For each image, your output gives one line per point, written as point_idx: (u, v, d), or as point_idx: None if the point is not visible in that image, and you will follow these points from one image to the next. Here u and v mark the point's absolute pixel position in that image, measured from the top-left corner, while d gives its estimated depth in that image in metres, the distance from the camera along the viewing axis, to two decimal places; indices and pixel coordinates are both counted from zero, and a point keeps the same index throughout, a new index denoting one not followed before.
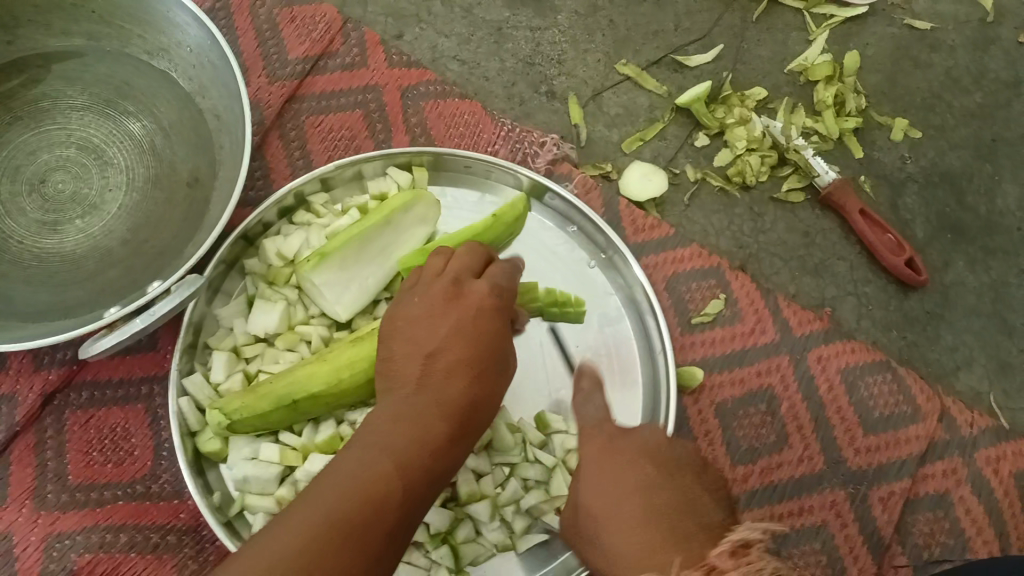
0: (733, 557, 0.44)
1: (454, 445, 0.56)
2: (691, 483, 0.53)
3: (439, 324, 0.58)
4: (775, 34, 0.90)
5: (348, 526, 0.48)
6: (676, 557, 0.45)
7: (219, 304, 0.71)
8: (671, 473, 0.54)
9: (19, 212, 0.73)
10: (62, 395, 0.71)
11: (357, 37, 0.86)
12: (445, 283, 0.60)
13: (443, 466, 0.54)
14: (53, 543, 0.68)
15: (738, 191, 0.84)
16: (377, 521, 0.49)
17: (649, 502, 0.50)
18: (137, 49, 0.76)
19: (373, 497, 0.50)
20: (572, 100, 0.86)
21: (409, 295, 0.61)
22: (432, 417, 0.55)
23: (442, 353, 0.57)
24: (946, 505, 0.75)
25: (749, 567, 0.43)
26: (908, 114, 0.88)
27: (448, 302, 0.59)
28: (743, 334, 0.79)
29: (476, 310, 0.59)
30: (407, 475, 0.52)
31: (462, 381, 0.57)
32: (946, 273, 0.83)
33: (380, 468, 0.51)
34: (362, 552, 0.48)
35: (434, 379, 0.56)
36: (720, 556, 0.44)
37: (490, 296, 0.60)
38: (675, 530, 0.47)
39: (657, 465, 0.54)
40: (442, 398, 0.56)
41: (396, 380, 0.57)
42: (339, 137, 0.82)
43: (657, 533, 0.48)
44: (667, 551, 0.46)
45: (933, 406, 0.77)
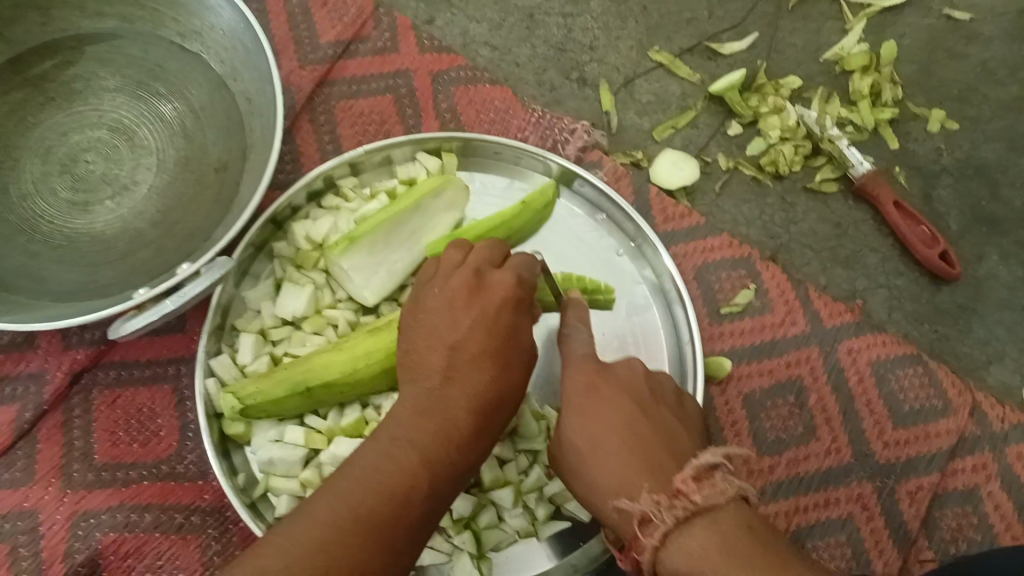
0: (697, 481, 0.48)
1: (477, 438, 0.55)
2: (663, 415, 0.57)
3: (461, 315, 0.59)
4: (810, 24, 0.89)
5: (373, 517, 0.48)
6: (645, 482, 0.51)
7: (247, 287, 0.71)
8: (643, 403, 0.58)
9: (51, 192, 0.73)
10: (91, 375, 0.72)
11: (388, 21, 0.85)
12: (466, 275, 0.60)
13: (467, 459, 0.54)
14: (79, 521, 0.68)
15: (769, 180, 0.83)
16: (400, 515, 0.49)
17: (621, 420, 0.55)
18: (169, 32, 0.76)
19: (396, 491, 0.50)
20: (603, 87, 0.85)
21: (430, 286, 0.62)
22: (456, 408, 0.55)
23: (465, 344, 0.57)
24: (976, 500, 0.74)
25: (714, 493, 0.47)
26: (944, 105, 0.86)
27: (470, 294, 0.59)
28: (773, 324, 0.78)
29: (499, 300, 0.59)
30: (433, 468, 0.52)
31: (486, 373, 0.57)
32: (980, 266, 0.81)
33: (404, 459, 0.51)
34: (384, 545, 0.48)
35: (459, 371, 0.56)
36: (684, 481, 0.48)
37: (514, 288, 0.60)
38: (647, 458, 0.52)
39: (632, 393, 0.58)
40: (466, 390, 0.56)
41: (419, 371, 0.57)
42: (368, 122, 0.82)
43: (630, 456, 0.53)
44: (639, 478, 0.51)
45: (965, 400, 0.76)
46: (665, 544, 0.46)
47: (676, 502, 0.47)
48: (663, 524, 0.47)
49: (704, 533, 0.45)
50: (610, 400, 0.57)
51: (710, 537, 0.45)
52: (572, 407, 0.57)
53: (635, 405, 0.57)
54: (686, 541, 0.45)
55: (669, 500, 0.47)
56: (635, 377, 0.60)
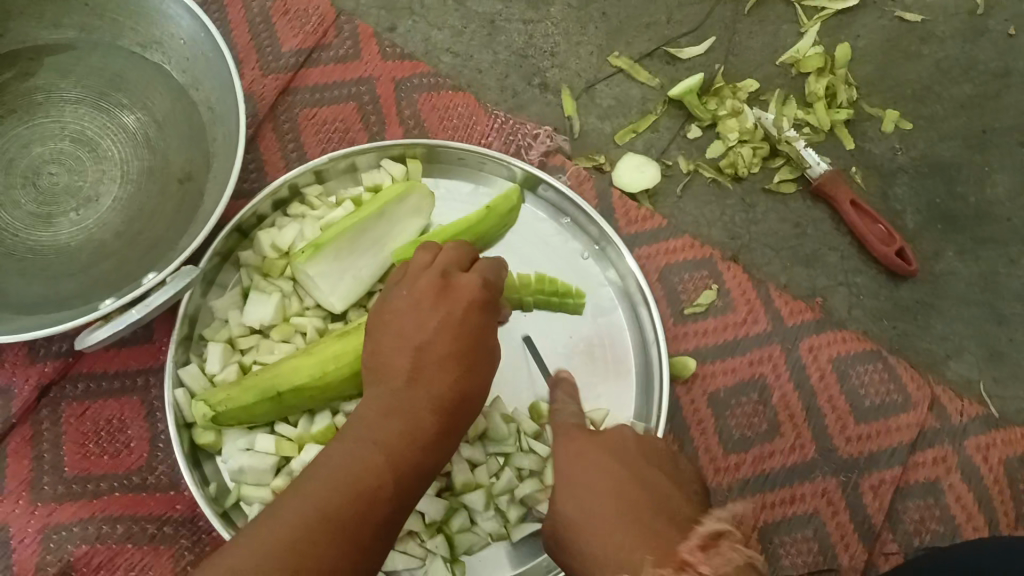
0: (704, 549, 0.44)
1: (443, 439, 0.56)
2: (654, 471, 0.54)
3: (429, 316, 0.58)
4: (766, 27, 0.90)
5: (340, 518, 0.48)
6: (646, 553, 0.45)
7: (214, 296, 0.71)
8: (635, 466, 0.53)
9: (13, 204, 0.73)
10: (58, 387, 0.71)
11: (350, 29, 0.86)
12: (433, 276, 0.60)
13: (432, 460, 0.55)
14: (51, 534, 0.68)
15: (730, 182, 0.85)
16: (366, 514, 0.49)
17: (613, 487, 0.51)
18: (130, 42, 0.75)
19: (363, 490, 0.50)
20: (565, 92, 0.86)
21: (397, 287, 0.61)
22: (422, 410, 0.55)
23: (431, 346, 0.57)
24: (937, 491, 0.76)
25: (721, 559, 0.43)
26: (899, 106, 0.88)
27: (435, 295, 0.59)
28: (735, 323, 0.79)
29: (464, 303, 0.60)
30: (399, 468, 0.52)
31: (452, 375, 0.57)
32: (936, 263, 0.84)
33: (370, 459, 0.52)
34: (350, 543, 0.48)
35: (426, 372, 0.57)
36: (691, 552, 0.44)
37: (480, 290, 0.60)
38: (651, 532, 0.46)
39: (619, 457, 0.54)
40: (432, 391, 0.56)
41: (384, 374, 0.57)
42: (332, 129, 0.82)
43: (633, 536, 0.46)
44: (639, 546, 0.46)
45: (924, 394, 0.78)
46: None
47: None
48: None
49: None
50: (600, 463, 0.53)
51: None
52: (561, 478, 0.54)
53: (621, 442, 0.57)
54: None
55: (675, 572, 0.43)
56: (628, 441, 0.57)
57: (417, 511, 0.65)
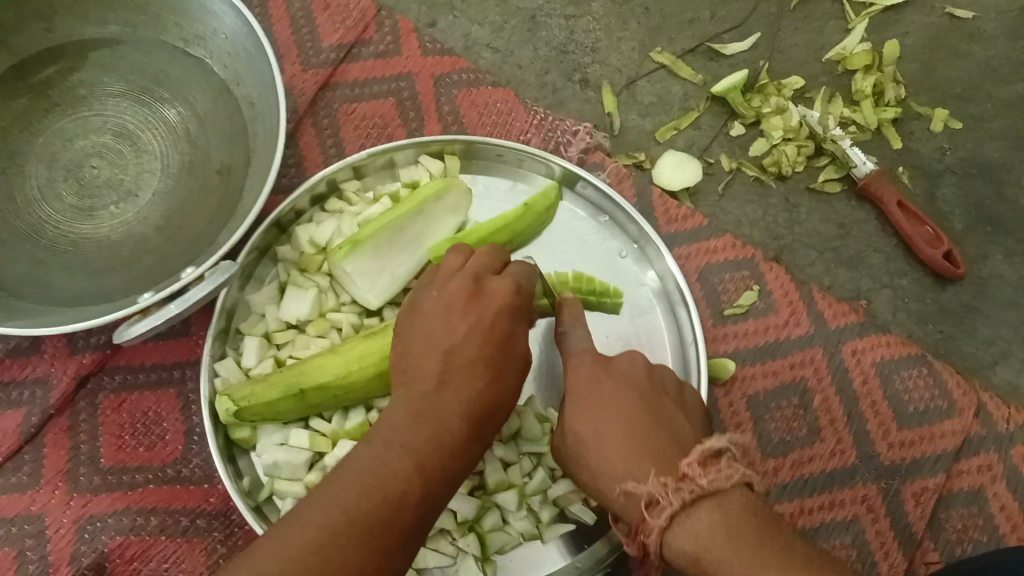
0: (702, 466, 0.48)
1: (469, 444, 0.56)
2: (665, 406, 0.56)
3: (459, 320, 0.58)
4: (812, 23, 0.89)
5: (365, 521, 0.48)
6: (651, 467, 0.50)
7: (251, 291, 0.71)
8: (643, 388, 0.57)
9: (56, 197, 0.74)
10: (97, 379, 0.72)
11: (390, 25, 0.85)
12: (464, 281, 0.59)
13: (458, 464, 0.55)
14: (85, 525, 0.69)
15: (773, 181, 0.83)
16: (392, 519, 0.49)
17: (621, 407, 0.55)
18: (173, 37, 0.76)
19: (389, 494, 0.50)
20: (605, 89, 0.85)
21: (427, 290, 0.60)
22: (450, 414, 0.55)
23: (460, 350, 0.57)
24: (981, 500, 0.74)
25: (720, 477, 0.47)
26: (948, 104, 0.86)
27: (467, 300, 0.59)
28: (776, 326, 0.78)
29: (496, 307, 0.59)
30: (426, 474, 0.52)
31: (481, 380, 0.57)
32: (984, 266, 0.81)
33: (398, 463, 0.52)
34: (377, 548, 0.48)
35: (454, 377, 0.56)
36: (689, 465, 0.48)
37: (513, 295, 0.59)
38: (654, 445, 0.52)
39: (633, 381, 0.57)
40: (460, 395, 0.56)
41: (413, 376, 0.57)
42: (371, 125, 0.82)
43: (634, 446, 0.52)
44: (644, 462, 0.51)
45: (970, 400, 0.76)
46: (672, 525, 0.46)
47: (682, 486, 0.47)
48: (670, 507, 0.46)
49: (711, 515, 0.45)
50: (615, 387, 0.57)
51: (714, 518, 0.45)
52: (575, 397, 0.57)
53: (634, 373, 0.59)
54: (692, 522, 0.45)
55: (675, 483, 0.47)
56: (636, 368, 0.59)
57: (448, 509, 0.65)
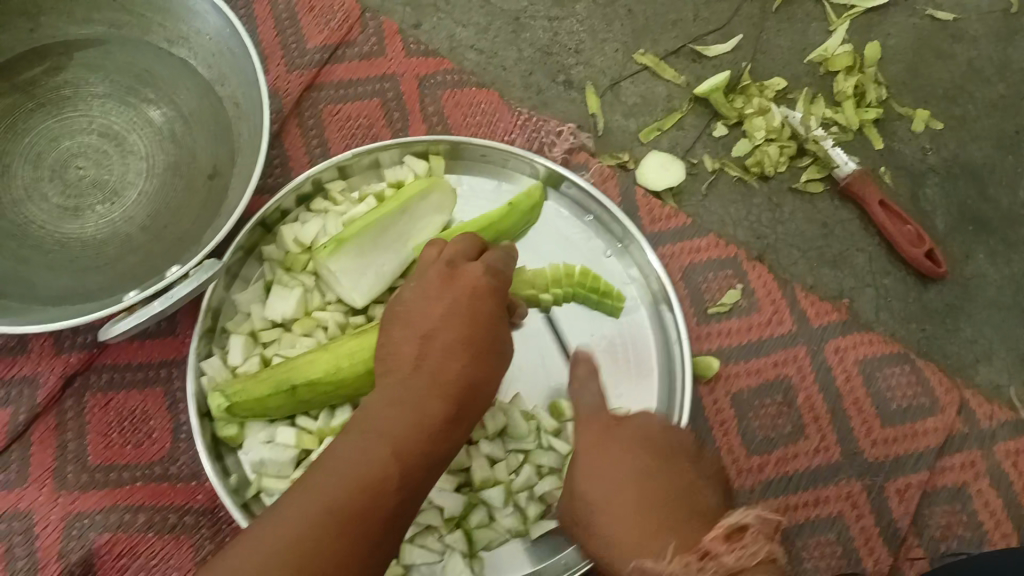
0: (727, 540, 0.46)
1: (451, 426, 0.55)
2: (682, 464, 0.56)
3: (434, 304, 0.58)
4: (794, 24, 0.89)
5: (340, 511, 0.48)
6: (671, 542, 0.48)
7: (237, 289, 0.71)
8: (661, 451, 0.56)
9: (41, 197, 0.74)
10: (83, 377, 0.72)
11: (375, 26, 0.86)
12: (439, 267, 0.60)
13: (442, 447, 0.54)
14: (73, 522, 0.68)
15: (756, 181, 0.84)
16: (371, 507, 0.49)
17: (638, 478, 0.53)
18: (157, 37, 0.76)
19: (369, 481, 0.50)
20: (589, 91, 0.86)
21: (408, 283, 0.61)
22: (427, 398, 0.54)
23: (438, 333, 0.57)
24: (964, 498, 0.74)
25: (745, 554, 0.45)
26: (929, 105, 0.87)
27: (442, 285, 0.59)
28: (760, 324, 0.78)
29: (470, 289, 0.58)
30: (404, 458, 0.52)
31: (458, 362, 0.56)
32: (966, 265, 0.82)
33: (376, 450, 0.51)
34: (355, 536, 0.48)
35: (431, 359, 0.56)
36: (713, 541, 0.46)
37: (486, 276, 0.59)
38: (671, 515, 0.50)
39: (648, 445, 0.57)
40: (438, 377, 0.55)
41: (393, 364, 0.57)
42: (356, 125, 0.82)
43: (647, 516, 0.51)
44: (664, 537, 0.49)
45: (952, 398, 0.77)
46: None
47: (705, 563, 0.45)
48: None
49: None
50: (628, 456, 0.56)
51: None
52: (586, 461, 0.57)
53: (649, 445, 0.57)
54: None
55: (698, 560, 0.45)
56: (654, 430, 0.59)
57: (433, 504, 0.65)
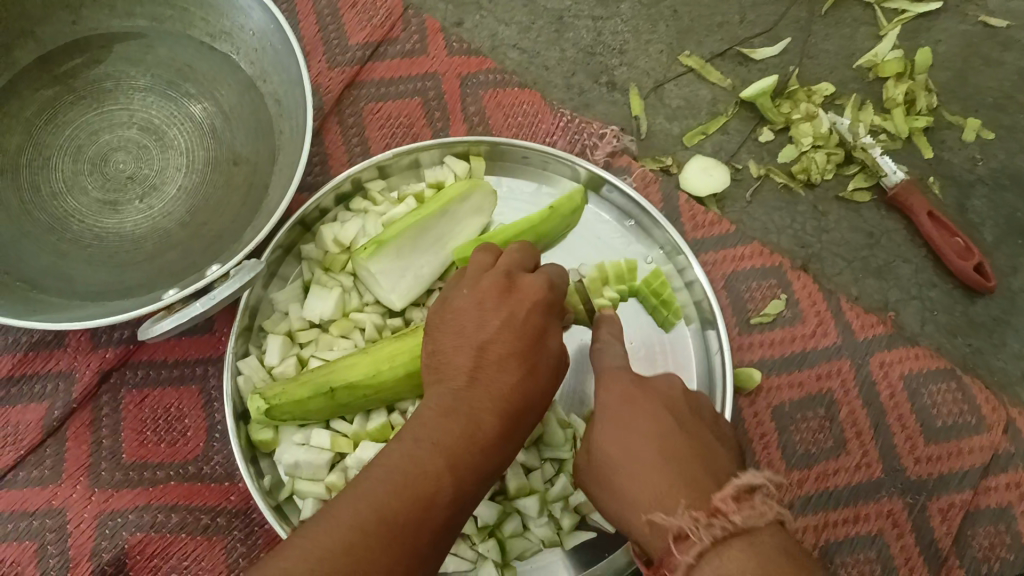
0: (737, 500, 0.42)
1: (503, 442, 0.54)
2: (703, 433, 0.52)
3: (490, 315, 0.57)
4: (843, 29, 0.87)
5: (395, 523, 0.47)
6: (684, 498, 0.44)
7: (275, 288, 0.71)
8: (682, 423, 0.52)
9: (81, 191, 0.73)
10: (119, 374, 0.72)
11: (417, 23, 0.85)
12: (498, 276, 0.60)
13: (492, 461, 0.53)
14: (107, 520, 0.68)
15: (802, 188, 0.82)
16: (422, 521, 0.48)
17: (660, 438, 0.50)
18: (200, 32, 0.75)
19: (420, 495, 0.48)
20: (633, 92, 0.85)
21: (459, 289, 0.61)
22: (480, 410, 0.53)
23: (493, 343, 0.56)
24: (1009, 518, 0.73)
25: (754, 513, 0.41)
26: (980, 114, 0.85)
27: (499, 295, 0.59)
28: (803, 336, 0.77)
29: (529, 302, 0.59)
30: (458, 473, 0.50)
31: (513, 375, 0.55)
32: (1016, 279, 0.80)
33: (429, 461, 0.50)
34: (406, 549, 0.46)
35: (486, 372, 0.55)
36: (723, 499, 0.42)
37: (546, 291, 0.60)
38: (686, 473, 0.47)
39: (673, 417, 0.53)
40: (492, 391, 0.54)
41: (446, 373, 0.56)
42: (396, 124, 0.82)
43: (663, 477, 0.47)
44: (676, 493, 0.45)
45: (999, 417, 0.75)
46: (699, 563, 0.41)
47: (713, 520, 0.41)
48: (699, 542, 0.41)
49: (744, 554, 0.40)
50: (646, 413, 0.53)
51: (746, 557, 0.39)
52: (605, 414, 0.55)
53: (667, 402, 0.55)
54: (723, 560, 0.40)
55: (706, 517, 0.42)
56: (681, 404, 0.55)
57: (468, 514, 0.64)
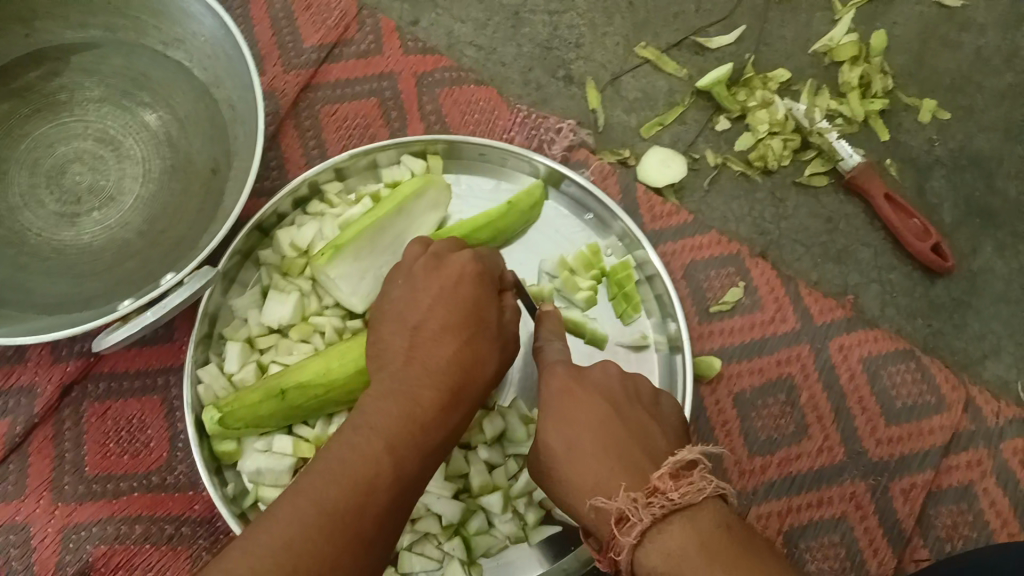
0: (674, 479, 0.46)
1: (445, 415, 0.55)
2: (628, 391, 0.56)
3: (422, 295, 0.59)
4: (799, 15, 0.88)
5: (335, 510, 0.47)
6: (622, 479, 0.48)
7: (235, 295, 0.71)
8: (615, 394, 0.55)
9: (37, 204, 0.74)
10: (81, 387, 0.72)
11: (372, 24, 0.85)
12: (426, 258, 0.61)
13: (435, 435, 0.54)
14: (70, 534, 0.69)
15: (759, 176, 0.83)
16: (364, 504, 0.48)
17: (583, 399, 0.54)
18: (153, 40, 0.75)
19: (360, 480, 0.49)
20: (589, 85, 0.85)
21: (393, 280, 0.62)
22: (419, 388, 0.55)
23: (426, 322, 0.58)
24: (971, 497, 0.74)
25: (692, 490, 0.44)
26: (936, 96, 0.86)
27: (428, 276, 0.60)
28: (763, 322, 0.77)
29: (457, 277, 0.60)
30: (400, 454, 0.51)
31: (448, 349, 0.57)
32: (975, 258, 0.81)
33: (369, 446, 0.51)
34: (350, 535, 0.47)
35: (421, 351, 0.57)
36: (661, 478, 0.45)
37: (474, 263, 0.61)
38: (618, 440, 0.50)
39: (601, 386, 0.55)
40: (428, 368, 0.56)
41: (385, 358, 0.57)
42: (354, 126, 0.82)
43: (598, 449, 0.50)
44: (614, 474, 0.48)
45: (958, 396, 0.76)
46: (643, 542, 0.44)
47: (653, 500, 0.44)
48: (640, 522, 0.44)
49: (685, 529, 0.43)
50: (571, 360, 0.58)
51: (687, 535, 0.43)
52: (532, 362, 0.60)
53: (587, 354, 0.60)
54: (664, 540, 0.43)
55: (645, 498, 0.45)
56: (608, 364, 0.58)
57: (432, 512, 0.65)
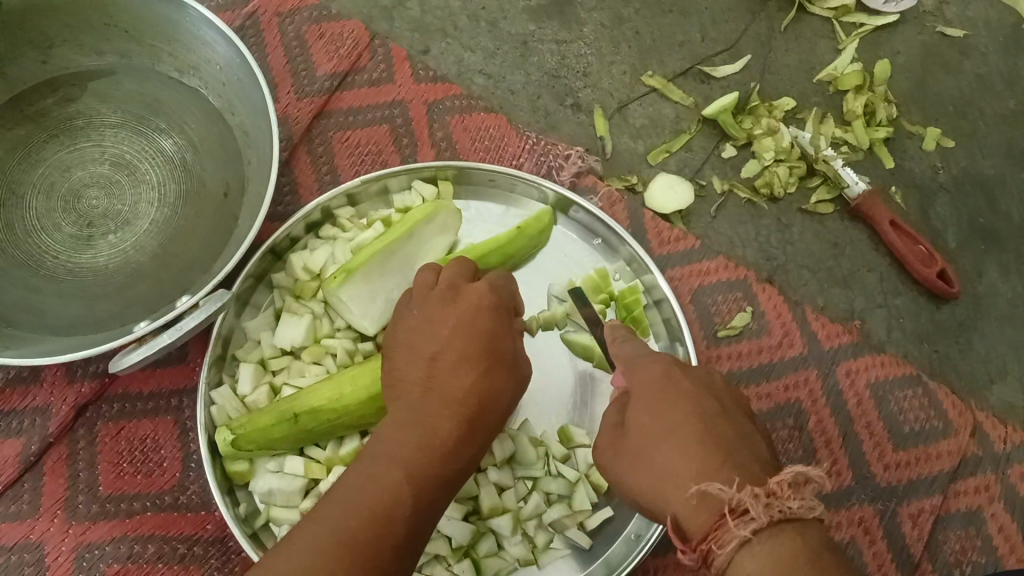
0: (791, 487, 0.45)
1: (461, 447, 0.55)
2: (725, 395, 0.55)
3: (439, 325, 0.59)
4: (803, 44, 0.89)
5: (353, 542, 0.48)
6: (734, 476, 0.46)
7: (248, 317, 0.72)
8: (719, 398, 0.54)
9: (53, 227, 0.74)
10: (94, 407, 0.73)
11: (384, 52, 0.86)
12: (442, 288, 0.61)
13: (452, 466, 0.55)
14: (83, 553, 0.69)
15: (765, 202, 0.84)
16: (382, 535, 0.49)
17: (682, 393, 0.53)
18: (168, 66, 0.77)
19: (378, 512, 0.50)
20: (597, 112, 0.86)
21: (407, 306, 0.62)
22: (435, 417, 0.56)
23: (443, 352, 0.58)
24: (978, 521, 0.74)
25: (805, 505, 0.44)
26: (940, 123, 0.87)
27: (443, 306, 0.60)
28: (770, 347, 0.78)
29: (473, 308, 0.60)
30: (417, 483, 0.52)
31: (465, 378, 0.57)
32: (979, 284, 0.82)
33: (388, 477, 0.52)
34: (369, 566, 0.48)
35: (439, 380, 0.57)
36: (778, 482, 0.45)
37: (490, 294, 0.61)
38: (719, 435, 0.50)
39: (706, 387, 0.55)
40: (446, 396, 0.57)
41: (402, 388, 0.58)
42: (364, 152, 0.83)
43: (697, 440, 0.49)
44: (718, 469, 0.47)
45: (966, 420, 0.76)
46: (754, 538, 0.44)
47: (772, 502, 0.44)
48: (757, 518, 0.43)
49: (791, 541, 0.43)
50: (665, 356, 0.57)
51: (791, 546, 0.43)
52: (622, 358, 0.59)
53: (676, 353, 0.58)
54: (773, 545, 0.43)
55: (765, 495, 0.44)
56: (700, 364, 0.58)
57: (443, 534, 0.65)
